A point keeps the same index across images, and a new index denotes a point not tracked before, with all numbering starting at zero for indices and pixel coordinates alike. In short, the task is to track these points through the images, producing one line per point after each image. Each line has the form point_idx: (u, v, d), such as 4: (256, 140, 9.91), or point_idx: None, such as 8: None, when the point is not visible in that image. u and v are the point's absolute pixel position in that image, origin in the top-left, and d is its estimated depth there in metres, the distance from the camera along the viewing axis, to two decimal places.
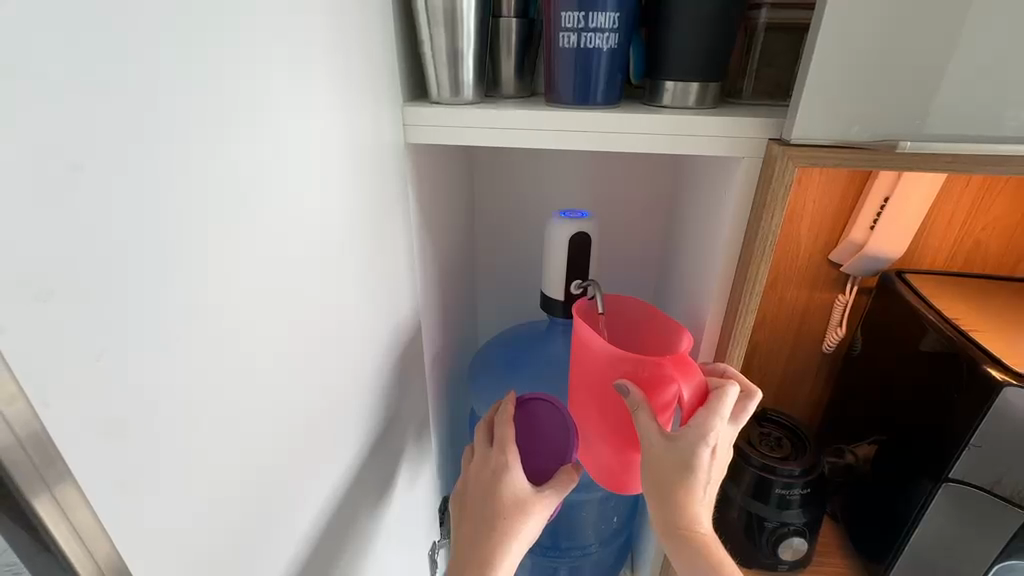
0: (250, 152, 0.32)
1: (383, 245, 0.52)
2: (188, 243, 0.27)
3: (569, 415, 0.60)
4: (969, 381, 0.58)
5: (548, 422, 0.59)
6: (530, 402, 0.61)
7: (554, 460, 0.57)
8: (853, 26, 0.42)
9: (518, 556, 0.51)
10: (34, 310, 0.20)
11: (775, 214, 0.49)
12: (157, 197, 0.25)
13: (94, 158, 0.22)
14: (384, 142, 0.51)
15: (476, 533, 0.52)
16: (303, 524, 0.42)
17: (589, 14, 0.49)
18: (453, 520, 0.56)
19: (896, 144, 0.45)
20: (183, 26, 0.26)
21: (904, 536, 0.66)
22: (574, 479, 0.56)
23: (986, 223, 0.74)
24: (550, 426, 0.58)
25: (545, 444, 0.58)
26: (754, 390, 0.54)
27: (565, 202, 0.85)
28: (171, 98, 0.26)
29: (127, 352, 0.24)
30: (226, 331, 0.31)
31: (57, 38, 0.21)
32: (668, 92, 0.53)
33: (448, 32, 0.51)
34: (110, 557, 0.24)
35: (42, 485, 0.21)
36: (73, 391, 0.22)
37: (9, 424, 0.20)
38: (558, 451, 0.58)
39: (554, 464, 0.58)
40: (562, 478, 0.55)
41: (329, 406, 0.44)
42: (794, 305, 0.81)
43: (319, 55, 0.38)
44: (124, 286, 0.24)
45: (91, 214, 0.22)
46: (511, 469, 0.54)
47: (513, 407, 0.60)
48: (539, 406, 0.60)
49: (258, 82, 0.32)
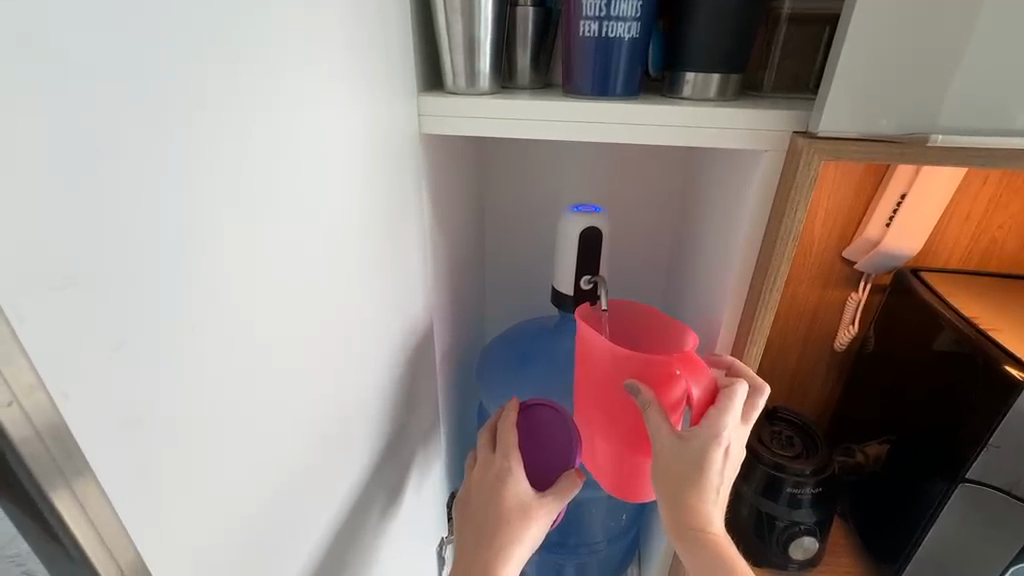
0: (268, 143, 0.31)
1: (397, 241, 0.51)
2: (207, 236, 0.27)
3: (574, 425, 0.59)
4: (987, 382, 0.58)
5: (552, 433, 0.58)
6: (532, 408, 0.60)
7: (554, 469, 0.57)
8: (882, 16, 0.41)
9: (518, 561, 0.51)
10: (58, 296, 0.20)
11: (798, 209, 0.48)
12: (178, 187, 0.25)
13: (115, 142, 0.22)
14: (400, 133, 0.50)
15: (479, 534, 0.51)
16: (315, 522, 0.41)
17: (611, 2, 0.49)
18: (454, 522, 0.56)
19: (928, 137, 0.44)
20: (204, 10, 0.26)
21: (920, 532, 0.66)
22: (577, 485, 0.55)
23: (1002, 223, 0.73)
24: (553, 431, 0.58)
25: (547, 449, 0.57)
26: (764, 386, 0.51)
27: (575, 198, 0.84)
28: (190, 86, 0.25)
29: (146, 343, 0.24)
30: (245, 326, 0.30)
31: (79, 17, 0.20)
32: (687, 83, 0.52)
33: (465, 20, 0.50)
34: (129, 552, 0.24)
35: (60, 479, 0.21)
36: (91, 380, 0.21)
37: (28, 417, 0.19)
38: (561, 456, 0.57)
39: (556, 471, 0.57)
40: (565, 484, 0.54)
41: (344, 403, 0.44)
42: (806, 303, 0.80)
43: (338, 43, 0.38)
44: (145, 276, 0.23)
45: (115, 201, 0.22)
46: (513, 473, 0.53)
47: (513, 413, 0.58)
48: (540, 411, 0.59)
49: (280, 70, 0.32)
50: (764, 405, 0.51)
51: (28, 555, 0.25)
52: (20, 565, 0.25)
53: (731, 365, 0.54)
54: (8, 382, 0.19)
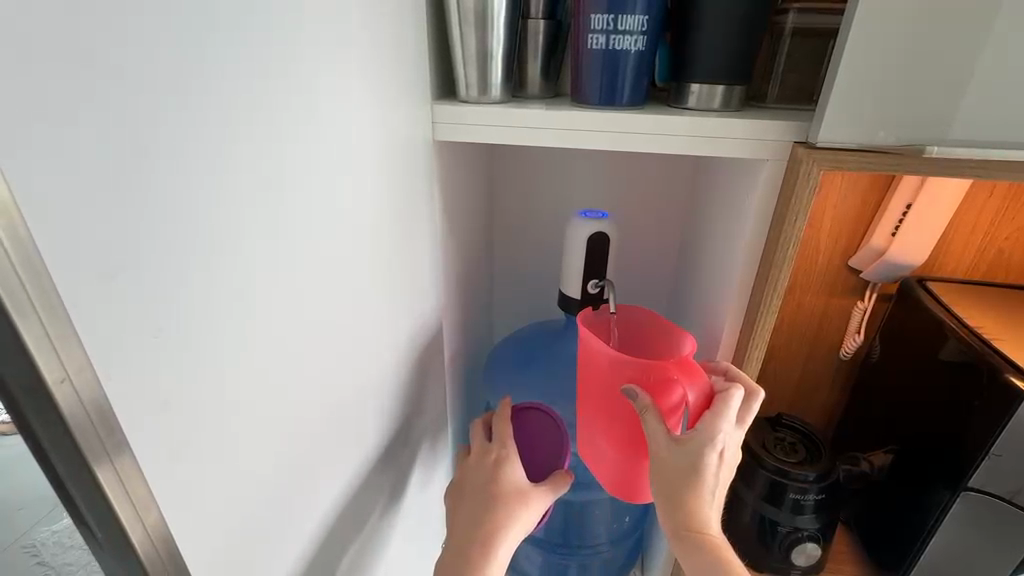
0: (292, 153, 0.33)
1: (410, 243, 0.54)
2: (233, 234, 0.29)
3: (578, 427, 0.60)
4: (989, 392, 0.58)
5: (543, 436, 0.61)
6: (525, 412, 0.62)
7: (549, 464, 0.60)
8: (882, 32, 0.42)
9: (518, 540, 0.51)
10: (106, 285, 0.22)
11: (798, 216, 0.49)
12: (206, 191, 0.27)
13: (157, 147, 0.24)
14: (414, 138, 0.52)
15: (477, 510, 0.52)
16: (320, 508, 0.42)
17: (618, 17, 0.50)
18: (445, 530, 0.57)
19: (923, 149, 0.45)
20: (235, 28, 0.28)
21: (925, 539, 0.66)
22: (568, 481, 0.57)
23: (1010, 233, 0.73)
24: (544, 438, 0.61)
25: (540, 451, 0.60)
26: (758, 390, 0.52)
27: (583, 203, 0.85)
28: (222, 96, 0.27)
29: (177, 332, 0.26)
30: (263, 319, 0.32)
31: (126, 35, 0.22)
32: (693, 94, 0.53)
33: (478, 32, 0.52)
34: (156, 523, 0.26)
35: (104, 455, 0.23)
36: (130, 364, 0.23)
37: (78, 395, 0.21)
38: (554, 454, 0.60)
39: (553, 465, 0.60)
40: (556, 479, 0.56)
41: (357, 392, 0.46)
42: (811, 311, 0.81)
43: (359, 54, 0.40)
44: (177, 270, 0.25)
45: (152, 201, 0.24)
46: (511, 459, 0.56)
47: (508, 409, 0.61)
48: (534, 416, 0.62)
49: (304, 81, 0.34)
50: (758, 409, 0.52)
51: (45, 544, 0.28)
52: (35, 556, 0.29)
53: (728, 371, 0.55)
54: (61, 358, 0.21)
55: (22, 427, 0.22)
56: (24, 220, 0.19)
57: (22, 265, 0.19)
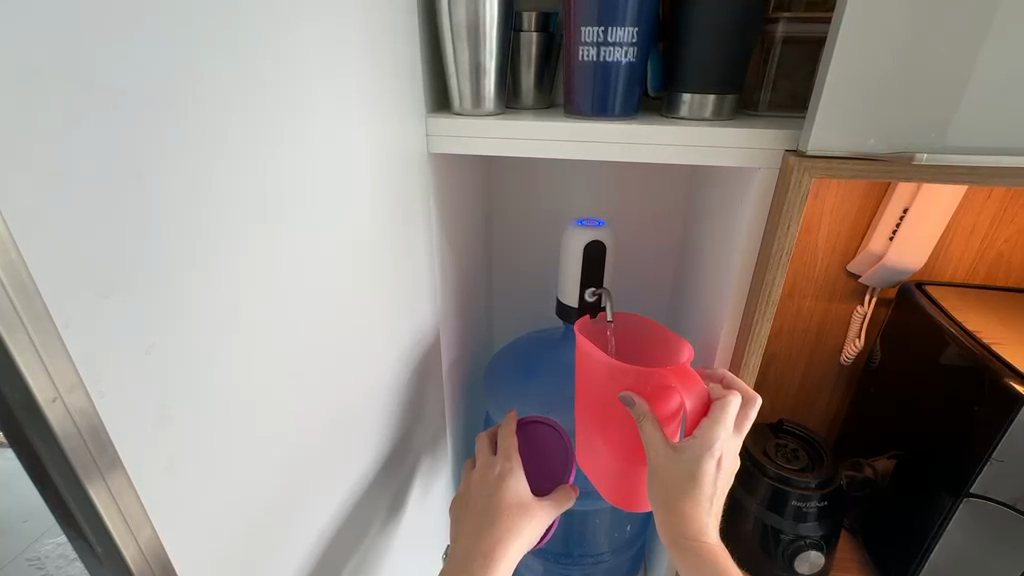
0: (290, 169, 0.34)
1: (408, 254, 0.54)
2: (228, 248, 0.29)
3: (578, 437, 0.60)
4: (990, 397, 0.58)
5: (552, 450, 0.61)
6: (531, 427, 0.63)
7: (552, 479, 0.60)
8: (870, 40, 0.43)
9: (516, 557, 0.51)
10: (99, 304, 0.22)
11: (791, 224, 0.49)
12: (200, 209, 0.27)
13: (152, 168, 0.24)
14: (410, 151, 0.53)
15: (478, 527, 0.52)
16: (319, 522, 0.42)
17: (609, 29, 0.51)
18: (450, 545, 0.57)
19: (913, 155, 0.45)
20: (228, 49, 0.28)
21: (930, 546, 0.65)
22: (571, 497, 0.57)
23: (1009, 236, 0.73)
24: (552, 452, 0.61)
25: (544, 465, 0.61)
26: (753, 397, 0.52)
27: (581, 211, 0.86)
28: (212, 113, 0.27)
29: (170, 349, 0.26)
30: (261, 335, 0.33)
31: (119, 56, 0.22)
32: (685, 104, 0.54)
33: (471, 46, 0.52)
34: (151, 539, 0.26)
35: (97, 472, 0.23)
36: (124, 380, 0.24)
37: (69, 411, 0.22)
38: (559, 469, 0.60)
39: (556, 479, 0.60)
40: (562, 494, 0.57)
41: (357, 404, 0.46)
42: (810, 317, 0.81)
43: (356, 72, 0.41)
44: (171, 286, 0.26)
45: (144, 219, 0.24)
46: (515, 475, 0.56)
47: (513, 422, 0.61)
48: (541, 430, 0.62)
49: (301, 101, 0.35)
50: (753, 416, 0.51)
51: (48, 557, 0.28)
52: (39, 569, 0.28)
53: (725, 377, 0.55)
54: (52, 375, 0.21)
55: (13, 442, 0.22)
56: (14, 242, 0.19)
57: (14, 288, 0.19)
